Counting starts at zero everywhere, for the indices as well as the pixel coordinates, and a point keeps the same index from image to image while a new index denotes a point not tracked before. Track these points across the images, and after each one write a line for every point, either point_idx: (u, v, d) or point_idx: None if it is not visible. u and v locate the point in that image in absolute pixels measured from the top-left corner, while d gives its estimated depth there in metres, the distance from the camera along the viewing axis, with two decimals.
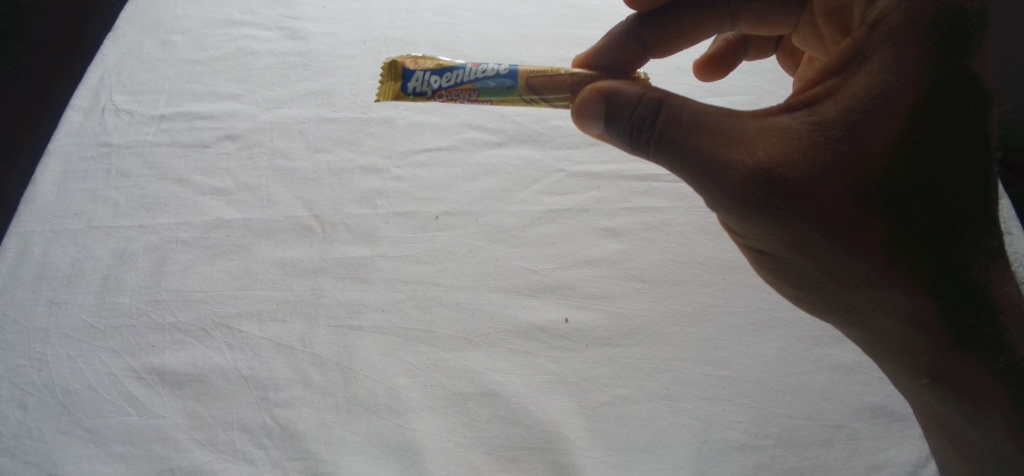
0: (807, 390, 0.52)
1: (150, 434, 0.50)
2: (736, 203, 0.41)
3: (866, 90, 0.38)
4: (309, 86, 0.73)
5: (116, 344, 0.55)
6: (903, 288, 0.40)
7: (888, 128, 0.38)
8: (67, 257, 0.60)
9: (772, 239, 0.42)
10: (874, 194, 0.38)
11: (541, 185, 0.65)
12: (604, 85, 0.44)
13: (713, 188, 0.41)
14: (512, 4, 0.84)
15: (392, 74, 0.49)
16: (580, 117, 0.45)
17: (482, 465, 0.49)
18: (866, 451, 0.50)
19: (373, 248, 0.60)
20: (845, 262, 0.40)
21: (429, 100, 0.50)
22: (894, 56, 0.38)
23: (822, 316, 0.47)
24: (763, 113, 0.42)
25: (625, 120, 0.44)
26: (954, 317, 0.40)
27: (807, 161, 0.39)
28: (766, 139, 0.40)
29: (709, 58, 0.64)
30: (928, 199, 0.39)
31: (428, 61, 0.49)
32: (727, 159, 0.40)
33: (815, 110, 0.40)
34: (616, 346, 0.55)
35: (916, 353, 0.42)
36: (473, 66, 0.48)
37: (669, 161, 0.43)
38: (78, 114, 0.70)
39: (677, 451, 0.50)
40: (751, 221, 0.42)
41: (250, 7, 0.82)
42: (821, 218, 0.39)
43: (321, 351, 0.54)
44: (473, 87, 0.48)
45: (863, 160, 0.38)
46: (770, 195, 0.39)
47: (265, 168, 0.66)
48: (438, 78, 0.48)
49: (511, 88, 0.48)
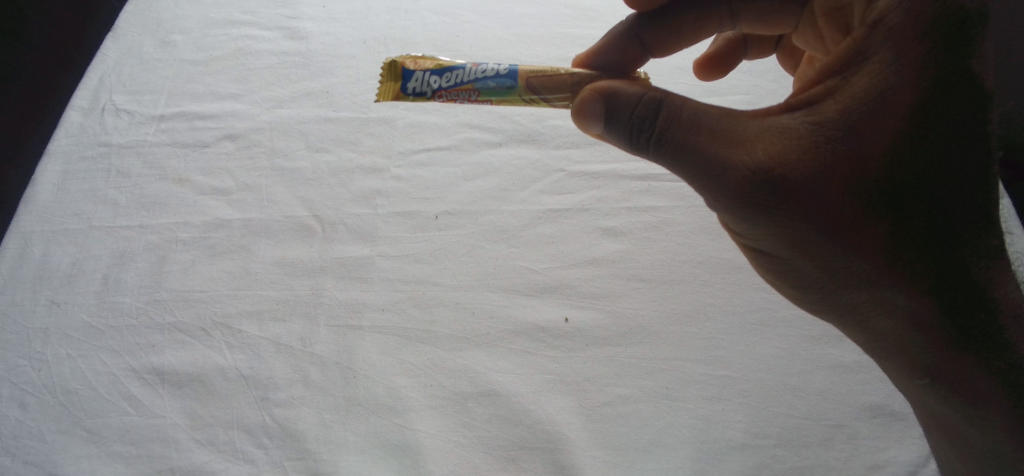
0: (807, 389, 0.52)
1: (150, 434, 0.50)
2: (736, 203, 0.41)
3: (866, 90, 0.39)
4: (309, 86, 0.73)
5: (116, 344, 0.55)
6: (903, 288, 0.40)
7: (888, 127, 0.38)
8: (67, 257, 0.60)
9: (772, 239, 0.42)
10: (874, 193, 0.38)
11: (541, 185, 0.65)
12: (605, 85, 0.44)
13: (712, 188, 0.41)
14: (512, 4, 0.84)
15: (392, 74, 0.49)
16: (580, 116, 0.45)
17: (482, 465, 0.49)
18: (865, 451, 0.50)
19: (373, 248, 0.60)
20: (845, 262, 0.40)
21: (429, 100, 0.50)
22: (894, 56, 0.38)
23: (822, 316, 0.47)
24: (763, 113, 0.42)
25: (626, 120, 0.44)
26: (956, 318, 0.40)
27: (807, 161, 0.39)
28: (766, 138, 0.40)
29: (709, 58, 0.64)
30: (928, 199, 0.39)
31: (428, 61, 0.49)
32: (727, 159, 0.40)
33: (815, 110, 0.40)
34: (616, 346, 0.55)
35: (916, 353, 0.42)
36: (473, 66, 0.48)
37: (669, 161, 0.43)
38: (78, 114, 0.70)
39: (677, 451, 0.50)
40: (751, 221, 0.42)
41: (250, 6, 0.82)
42: (821, 218, 0.39)
43: (321, 351, 0.54)
44: (473, 88, 0.48)
45: (863, 159, 0.38)
46: (770, 195, 0.39)
47: (265, 168, 0.66)
48: (438, 78, 0.48)
49: (511, 88, 0.48)
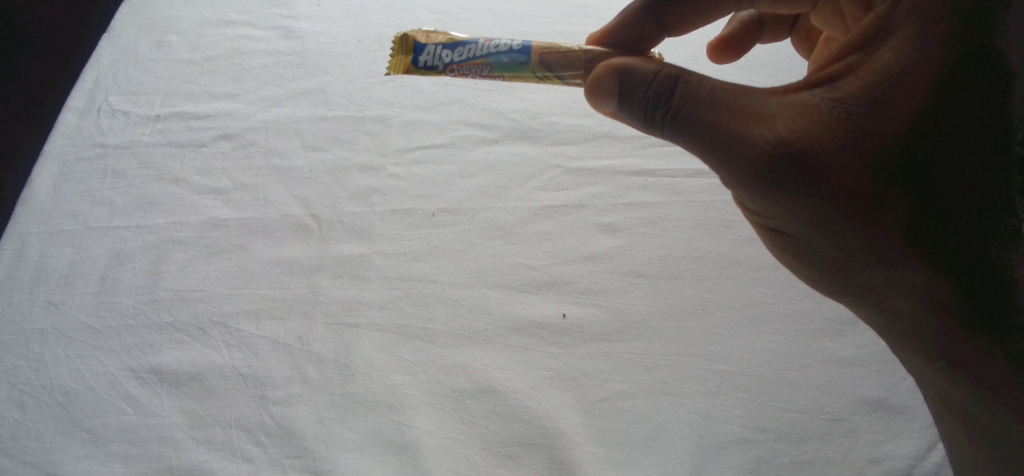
0: (806, 383, 0.52)
1: (148, 434, 0.50)
2: (753, 180, 0.41)
3: (888, 66, 0.39)
4: (305, 86, 0.73)
5: (114, 344, 0.55)
6: (922, 268, 0.40)
7: (909, 103, 0.38)
8: (63, 258, 0.60)
9: (788, 216, 0.42)
10: (893, 170, 0.39)
11: (537, 182, 0.65)
12: (620, 62, 0.44)
13: (730, 166, 0.42)
14: (506, 2, 0.84)
15: (403, 48, 0.49)
16: (593, 94, 0.46)
17: (480, 462, 0.49)
18: (864, 444, 0.50)
19: (370, 246, 0.60)
20: (864, 241, 0.40)
21: (440, 74, 0.50)
22: (918, 31, 0.38)
23: (836, 297, 0.47)
24: (782, 91, 0.42)
25: (641, 97, 0.44)
26: (974, 300, 0.39)
27: (828, 136, 0.39)
28: (786, 114, 0.40)
29: (722, 41, 0.64)
30: (948, 176, 0.39)
31: (440, 36, 0.50)
32: (745, 133, 0.40)
33: (836, 87, 0.40)
34: (613, 341, 0.55)
35: (929, 336, 0.42)
36: (485, 41, 0.48)
37: (685, 139, 0.44)
38: (74, 116, 0.70)
39: (676, 446, 0.50)
40: (767, 199, 0.42)
41: (245, 6, 0.82)
42: (838, 196, 0.39)
43: (319, 349, 0.54)
44: (484, 62, 0.48)
45: (885, 135, 0.38)
46: (789, 170, 0.39)
47: (262, 167, 0.66)
48: (450, 52, 0.48)
49: (523, 64, 0.48)
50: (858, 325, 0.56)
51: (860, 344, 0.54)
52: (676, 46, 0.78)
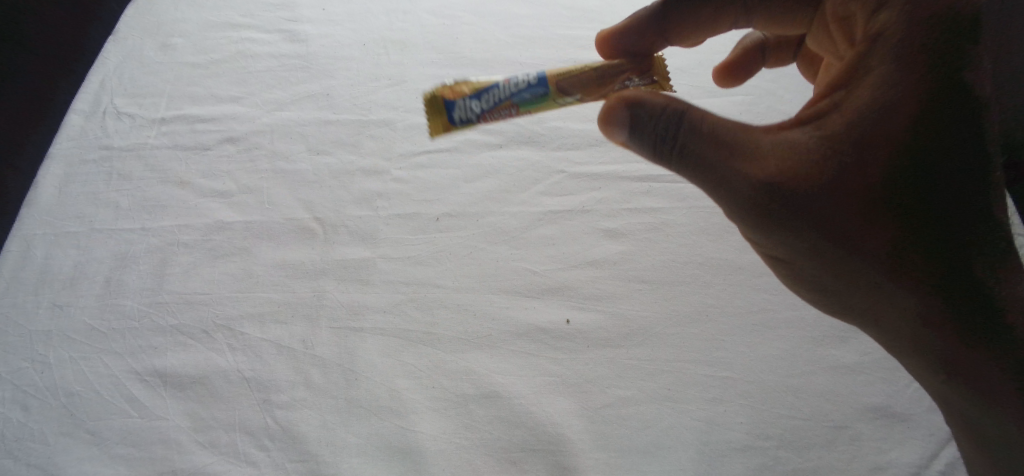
0: (809, 390, 0.52)
1: (152, 437, 0.50)
2: (747, 215, 0.42)
3: (871, 100, 0.39)
4: (309, 89, 0.74)
5: (118, 347, 0.55)
6: (920, 294, 0.39)
7: (895, 136, 0.38)
8: (68, 260, 0.60)
9: (786, 247, 0.43)
10: (883, 202, 0.39)
11: (540, 186, 0.65)
12: (621, 96, 0.45)
13: (725, 200, 0.43)
14: (511, 5, 0.84)
15: (435, 108, 0.48)
16: (605, 122, 0.46)
17: (483, 467, 0.49)
18: (867, 452, 0.49)
19: (374, 250, 0.60)
20: (858, 270, 0.40)
21: (473, 125, 0.49)
22: (895, 67, 0.39)
23: (843, 318, 0.47)
24: (775, 127, 0.43)
25: (636, 134, 0.45)
26: (974, 322, 0.39)
27: (817, 171, 0.39)
28: (776, 150, 0.41)
29: (726, 65, 0.65)
30: (941, 205, 0.39)
31: (464, 86, 0.49)
32: (737, 172, 0.42)
33: (824, 120, 0.41)
34: (617, 347, 0.55)
35: (930, 356, 0.42)
36: (506, 82, 0.48)
37: (683, 173, 0.45)
38: (80, 118, 0.70)
39: (678, 452, 0.50)
40: (764, 231, 0.43)
41: (250, 8, 0.82)
42: (829, 229, 0.40)
43: (322, 353, 0.54)
44: (510, 105, 0.48)
45: (873, 169, 0.38)
46: (779, 206, 0.41)
47: (266, 170, 0.66)
48: (479, 103, 0.48)
49: (543, 96, 0.49)
50: (862, 333, 0.55)
51: (864, 351, 0.54)
52: (681, 51, 0.78)
